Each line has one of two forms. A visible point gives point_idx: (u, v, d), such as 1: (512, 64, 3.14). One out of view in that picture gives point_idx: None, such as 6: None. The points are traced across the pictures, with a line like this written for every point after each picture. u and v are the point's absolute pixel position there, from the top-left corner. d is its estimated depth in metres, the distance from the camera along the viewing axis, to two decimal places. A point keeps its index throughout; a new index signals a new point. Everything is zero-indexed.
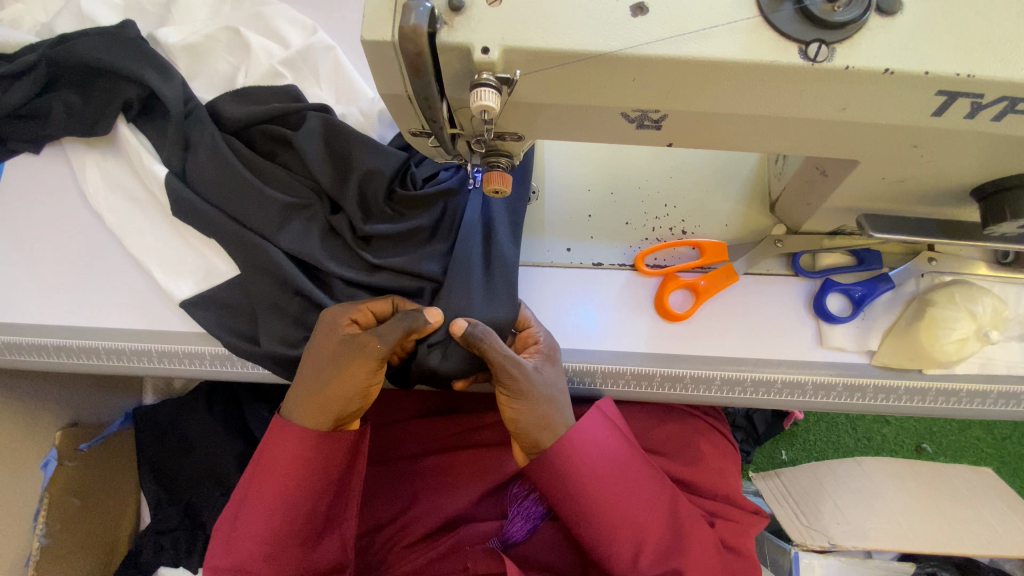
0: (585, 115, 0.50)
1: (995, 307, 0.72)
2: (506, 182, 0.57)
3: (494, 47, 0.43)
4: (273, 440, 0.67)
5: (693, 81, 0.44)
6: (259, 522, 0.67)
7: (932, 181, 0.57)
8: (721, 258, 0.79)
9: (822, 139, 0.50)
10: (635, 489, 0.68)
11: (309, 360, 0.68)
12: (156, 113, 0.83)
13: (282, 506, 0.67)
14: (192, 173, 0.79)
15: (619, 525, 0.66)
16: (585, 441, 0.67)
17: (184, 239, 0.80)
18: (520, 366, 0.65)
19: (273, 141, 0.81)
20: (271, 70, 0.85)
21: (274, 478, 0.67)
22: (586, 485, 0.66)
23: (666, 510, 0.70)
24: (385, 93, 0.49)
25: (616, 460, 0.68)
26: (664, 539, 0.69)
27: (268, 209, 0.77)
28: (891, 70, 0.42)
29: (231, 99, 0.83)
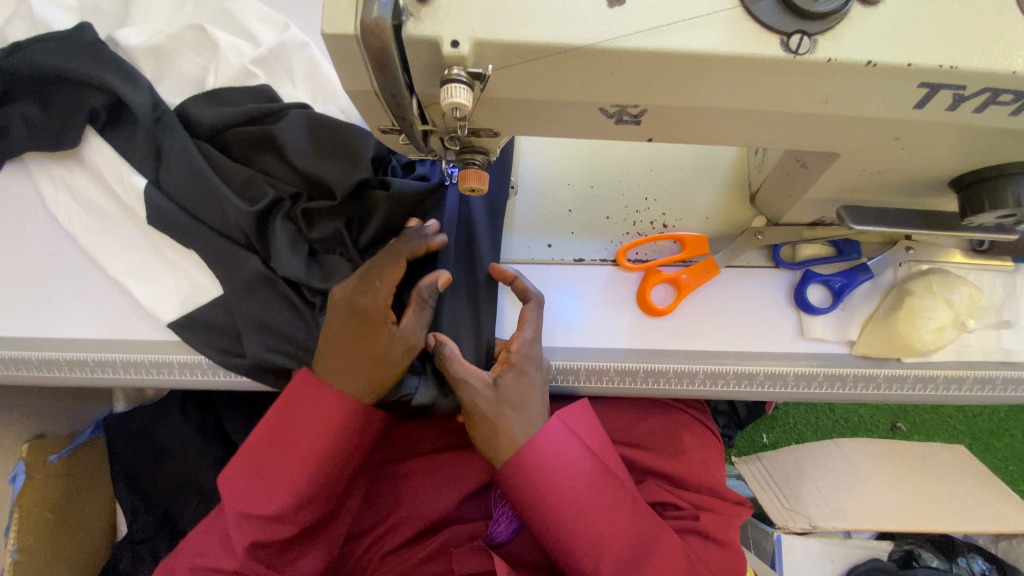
0: (562, 111, 0.48)
1: (972, 295, 0.73)
2: (482, 179, 0.55)
3: (464, 40, 0.41)
4: (304, 403, 0.66)
5: (675, 75, 0.43)
6: (286, 476, 0.65)
7: (911, 173, 0.57)
8: (702, 251, 0.78)
9: (803, 132, 0.49)
10: (595, 500, 0.66)
11: (330, 328, 0.66)
12: (124, 121, 0.77)
13: (309, 471, 0.65)
14: (167, 182, 0.75)
15: (573, 517, 0.66)
16: (544, 452, 0.66)
17: (156, 248, 0.77)
18: (469, 385, 0.65)
19: (251, 145, 0.77)
20: (242, 70, 0.81)
21: (305, 430, 0.65)
22: (541, 496, 0.66)
23: (632, 520, 0.67)
24: (349, 89, 0.46)
25: (577, 472, 0.67)
26: (627, 552, 0.66)
27: (250, 215, 0.72)
28: (874, 63, 0.41)
29: (202, 102, 0.79)
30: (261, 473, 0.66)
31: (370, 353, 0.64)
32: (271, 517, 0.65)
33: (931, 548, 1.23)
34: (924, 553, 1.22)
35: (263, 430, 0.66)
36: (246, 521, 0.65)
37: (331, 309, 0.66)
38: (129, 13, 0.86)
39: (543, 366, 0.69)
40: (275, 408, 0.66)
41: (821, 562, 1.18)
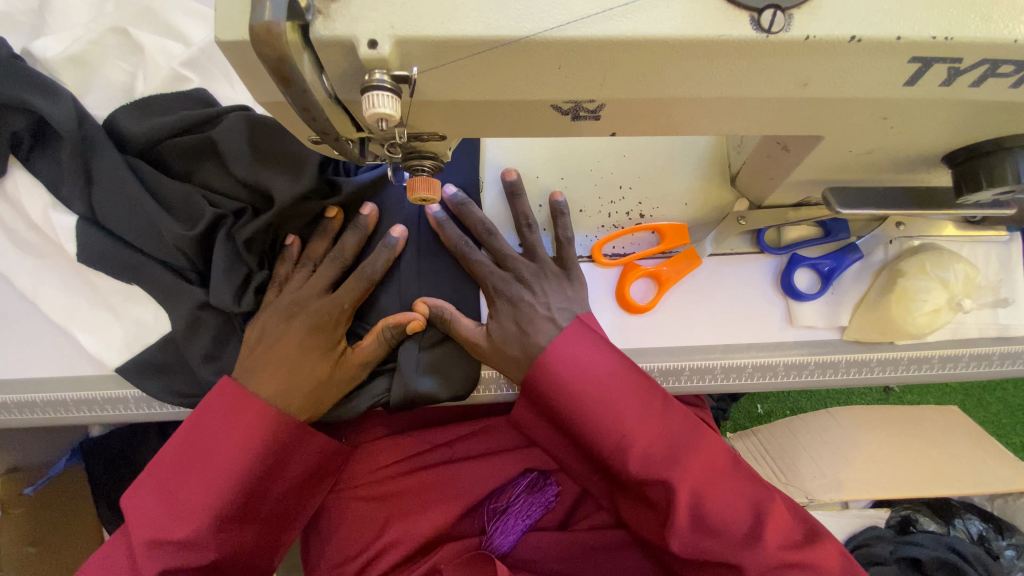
0: (509, 111, 0.42)
1: (968, 272, 0.69)
2: (434, 188, 0.50)
3: (383, 39, 0.35)
4: (214, 419, 0.62)
5: (632, 64, 0.37)
6: (202, 494, 0.60)
7: (900, 150, 0.52)
8: (683, 241, 0.73)
9: (781, 117, 0.44)
10: (625, 398, 0.61)
11: (273, 340, 0.66)
12: (50, 146, 0.67)
13: (215, 498, 0.61)
14: (100, 213, 0.66)
15: (603, 416, 0.61)
16: (562, 361, 0.62)
17: (104, 289, 0.69)
18: (480, 338, 0.67)
19: (187, 156, 0.68)
20: (173, 74, 0.73)
21: (227, 447, 0.61)
22: (565, 403, 0.63)
23: (665, 425, 0.62)
24: (262, 102, 0.40)
25: (605, 380, 0.62)
26: (656, 450, 0.61)
27: (188, 238, 0.65)
28: (859, 38, 0.36)
29: (131, 114, 0.69)
30: (163, 498, 0.61)
31: (317, 375, 0.66)
32: (183, 540, 0.60)
33: (929, 513, 1.22)
34: (922, 517, 1.21)
35: (177, 446, 0.62)
36: (155, 549, 0.60)
37: (276, 323, 0.67)
38: (45, 21, 0.77)
39: (555, 316, 0.67)
40: (195, 423, 0.62)
41: None
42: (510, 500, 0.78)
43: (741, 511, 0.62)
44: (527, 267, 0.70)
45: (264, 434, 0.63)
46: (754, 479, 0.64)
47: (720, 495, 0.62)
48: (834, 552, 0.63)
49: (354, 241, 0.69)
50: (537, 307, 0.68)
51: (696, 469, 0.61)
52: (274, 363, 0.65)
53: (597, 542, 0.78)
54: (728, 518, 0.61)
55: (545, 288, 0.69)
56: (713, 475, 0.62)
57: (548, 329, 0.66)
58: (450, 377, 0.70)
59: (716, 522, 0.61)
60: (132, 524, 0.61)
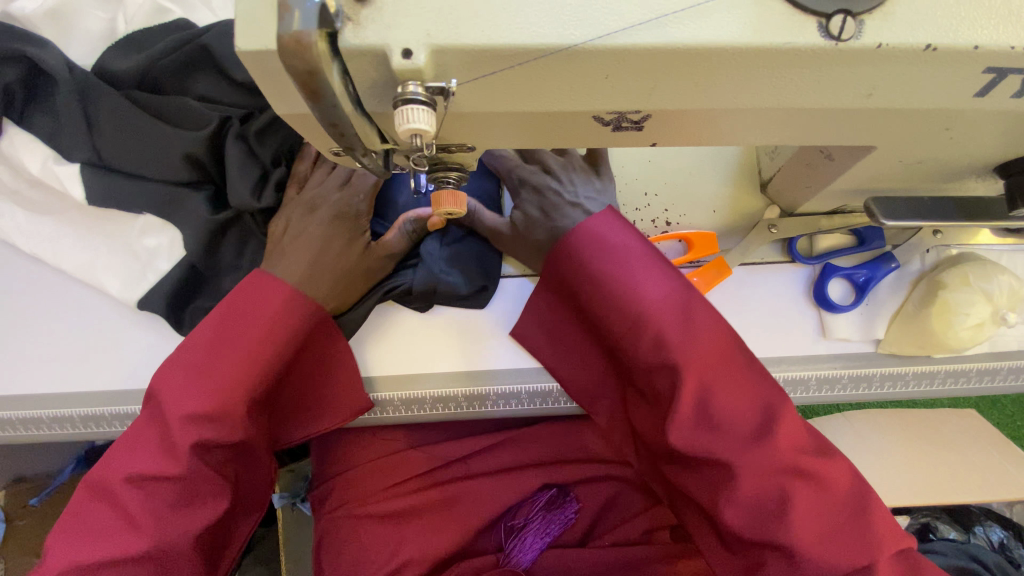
0: (547, 123, 0.39)
1: (1012, 285, 0.65)
2: (460, 201, 0.47)
3: (418, 48, 0.32)
4: (248, 298, 0.57)
5: (685, 74, 0.34)
6: (238, 368, 0.55)
7: (954, 160, 0.49)
8: (712, 250, 0.69)
9: (835, 128, 0.41)
10: (640, 274, 0.56)
11: (298, 229, 0.62)
12: (44, 97, 0.65)
13: (253, 375, 0.55)
14: (104, 150, 0.65)
15: (615, 290, 0.55)
16: (581, 233, 0.57)
17: (110, 243, 0.68)
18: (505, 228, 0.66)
19: (182, 70, 0.65)
20: (153, 6, 0.69)
21: (265, 325, 0.56)
22: (577, 279, 0.58)
23: (686, 308, 0.55)
24: (283, 113, 0.38)
25: (623, 259, 0.56)
26: (671, 330, 0.54)
27: (196, 141, 0.63)
28: (934, 46, 0.33)
29: (114, 52, 0.67)
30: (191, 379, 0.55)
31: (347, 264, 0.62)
32: (218, 417, 0.53)
33: (948, 520, 1.20)
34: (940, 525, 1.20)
35: (210, 324, 0.56)
36: (188, 426, 0.53)
37: (300, 214, 0.63)
38: None
39: (582, 203, 0.62)
40: (229, 303, 0.57)
41: None
42: (528, 517, 0.76)
43: (753, 419, 0.54)
44: (555, 156, 0.64)
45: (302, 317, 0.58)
46: (775, 387, 0.57)
47: (733, 393, 0.55)
48: (844, 472, 0.55)
49: None
50: (563, 195, 0.62)
51: (710, 361, 0.54)
52: (305, 245, 0.60)
53: (620, 561, 0.73)
54: (736, 416, 0.54)
55: (572, 178, 0.63)
56: (732, 370, 0.55)
57: (575, 216, 0.61)
58: (474, 272, 0.68)
59: (724, 420, 0.54)
60: (162, 402, 0.54)
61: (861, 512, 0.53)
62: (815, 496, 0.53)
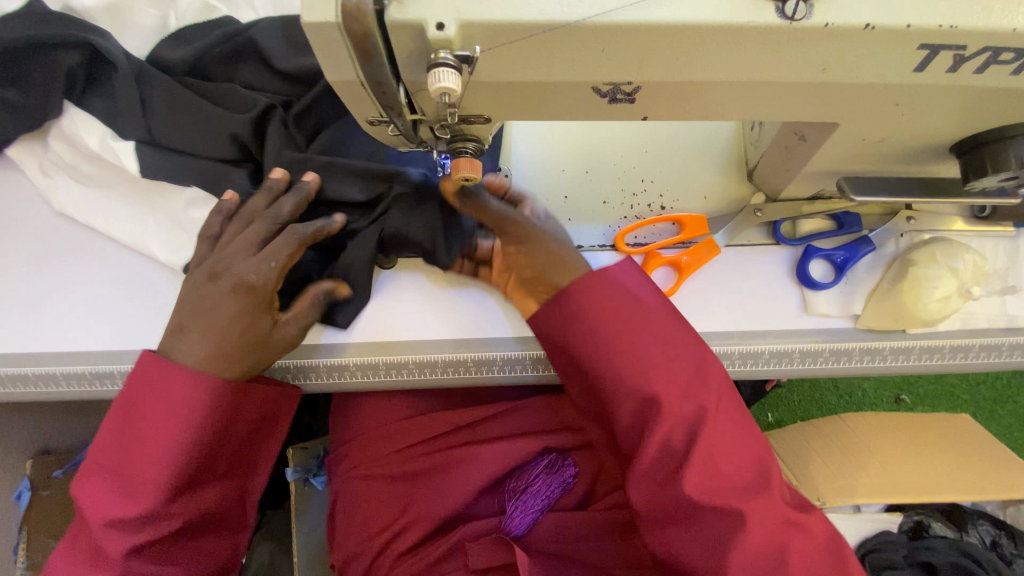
0: (554, 93, 0.47)
1: (976, 262, 0.72)
2: (476, 168, 0.53)
3: (450, 22, 0.40)
4: (146, 397, 0.58)
5: (667, 47, 0.41)
6: (153, 465, 0.57)
7: (911, 139, 0.55)
8: (701, 232, 0.76)
9: (797, 103, 0.48)
10: (650, 327, 0.59)
11: (199, 300, 0.61)
12: (103, 80, 0.75)
13: (169, 466, 0.58)
14: (157, 130, 0.74)
15: (633, 359, 0.58)
16: (595, 282, 0.60)
17: (157, 214, 0.75)
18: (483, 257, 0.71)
19: (229, 62, 0.76)
20: (202, 4, 0.80)
21: (163, 427, 0.57)
22: (586, 319, 0.59)
23: (693, 375, 0.59)
24: (333, 80, 0.45)
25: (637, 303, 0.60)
26: (681, 390, 0.58)
27: (244, 122, 0.72)
28: (872, 26, 0.40)
29: (169, 44, 0.78)
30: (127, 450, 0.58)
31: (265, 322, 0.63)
32: (141, 516, 0.57)
33: (941, 519, 1.19)
34: (935, 523, 1.18)
35: (109, 431, 0.58)
36: (111, 530, 0.57)
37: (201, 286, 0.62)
38: None
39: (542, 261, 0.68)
40: (123, 407, 0.58)
41: None
42: (529, 480, 0.80)
43: (748, 461, 0.59)
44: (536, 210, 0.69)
45: (208, 406, 0.59)
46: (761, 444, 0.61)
47: (729, 442, 0.58)
48: (822, 525, 0.62)
49: (293, 202, 0.66)
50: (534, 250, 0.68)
51: (713, 419, 0.58)
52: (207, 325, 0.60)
53: (614, 522, 0.77)
54: (735, 469, 0.58)
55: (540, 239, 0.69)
56: (733, 430, 0.59)
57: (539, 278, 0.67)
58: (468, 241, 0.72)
59: (727, 475, 0.58)
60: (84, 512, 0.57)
61: (839, 552, 0.60)
62: (804, 541, 0.59)
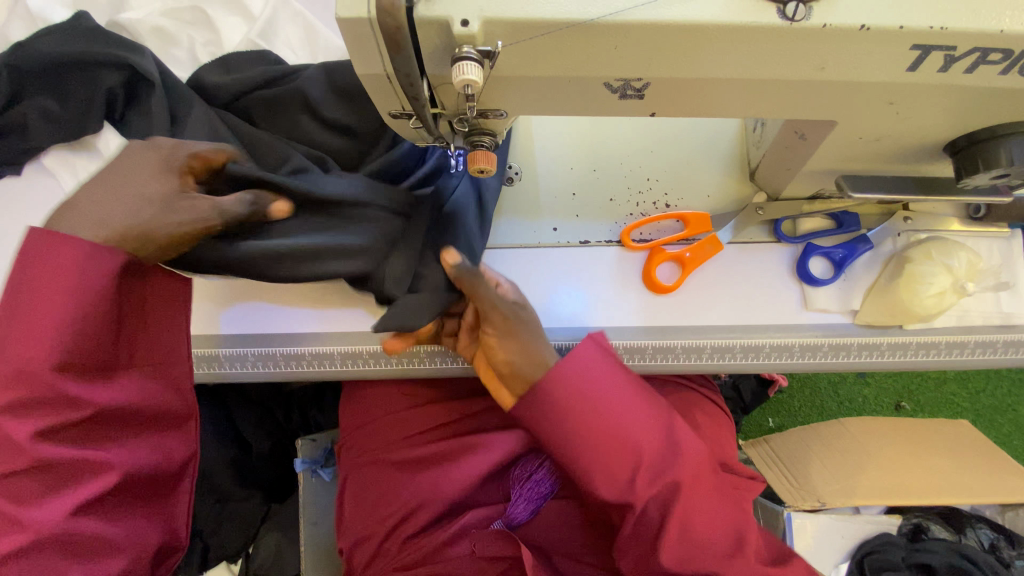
0: (568, 88, 0.49)
1: (970, 260, 0.75)
2: (491, 161, 0.56)
3: (473, 19, 0.43)
4: (27, 266, 0.51)
5: (676, 46, 0.44)
6: (35, 337, 0.51)
7: (906, 138, 0.58)
8: (705, 229, 0.79)
9: (798, 100, 0.51)
10: (622, 415, 0.61)
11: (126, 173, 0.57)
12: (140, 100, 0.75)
13: (56, 336, 0.52)
14: None
15: (607, 449, 0.60)
16: (563, 381, 0.61)
17: None
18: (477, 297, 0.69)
19: (268, 106, 0.76)
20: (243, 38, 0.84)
21: (47, 292, 0.51)
22: (559, 419, 0.61)
23: (664, 451, 0.62)
24: (362, 73, 0.48)
25: (609, 391, 0.62)
26: (655, 467, 0.61)
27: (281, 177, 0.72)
28: (868, 27, 0.43)
29: (211, 69, 0.78)
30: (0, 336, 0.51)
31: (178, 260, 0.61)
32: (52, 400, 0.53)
33: (939, 522, 1.19)
34: (932, 525, 1.19)
35: None
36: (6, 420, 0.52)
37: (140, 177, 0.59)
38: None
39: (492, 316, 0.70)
40: (7, 292, 0.52)
41: (833, 539, 1.14)
42: (534, 468, 0.82)
43: (719, 524, 0.64)
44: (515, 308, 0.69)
45: (100, 272, 0.53)
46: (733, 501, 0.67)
47: (703, 512, 0.63)
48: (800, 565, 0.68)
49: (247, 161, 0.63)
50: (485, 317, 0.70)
51: (688, 493, 0.61)
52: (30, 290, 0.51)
53: None
54: (710, 534, 0.63)
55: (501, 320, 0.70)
56: (705, 497, 0.63)
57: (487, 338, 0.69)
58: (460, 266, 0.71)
59: (700, 540, 0.63)
60: None
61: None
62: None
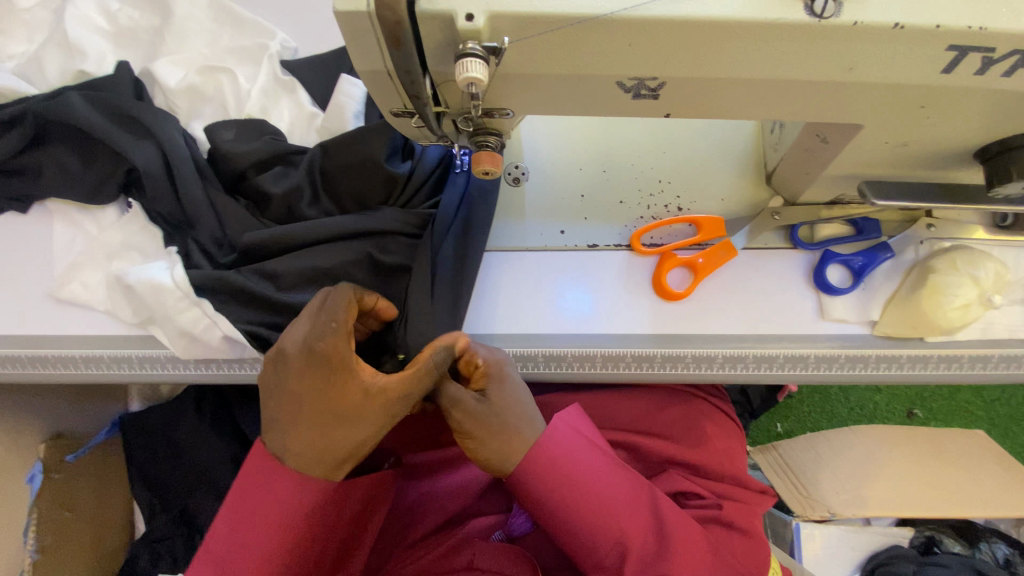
0: (579, 86, 0.47)
1: (997, 270, 0.71)
2: (496, 162, 0.53)
3: (478, 13, 0.40)
4: (246, 507, 0.56)
5: (698, 43, 0.42)
6: (261, 539, 0.56)
7: (936, 143, 0.55)
8: (719, 233, 0.76)
9: (824, 102, 0.48)
10: (609, 498, 0.61)
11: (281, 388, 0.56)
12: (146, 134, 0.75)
13: (274, 545, 0.56)
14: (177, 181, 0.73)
15: (594, 528, 0.61)
16: (553, 459, 0.61)
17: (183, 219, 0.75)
18: (461, 404, 0.58)
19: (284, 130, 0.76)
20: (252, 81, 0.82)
21: (257, 514, 0.56)
22: (541, 499, 0.61)
23: (652, 532, 0.62)
24: (362, 70, 0.46)
25: (581, 471, 0.61)
26: (648, 548, 0.62)
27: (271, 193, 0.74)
28: (902, 25, 0.40)
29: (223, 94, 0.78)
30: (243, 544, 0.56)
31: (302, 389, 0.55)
32: None
33: (952, 535, 1.15)
34: (945, 538, 1.13)
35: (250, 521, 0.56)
36: None
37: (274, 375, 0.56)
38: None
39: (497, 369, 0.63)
40: (238, 499, 0.57)
41: (842, 550, 1.12)
42: None
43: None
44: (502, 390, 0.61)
45: (321, 499, 0.57)
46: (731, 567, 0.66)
47: None
48: None
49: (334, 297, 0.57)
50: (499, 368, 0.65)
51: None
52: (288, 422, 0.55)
53: None
54: None
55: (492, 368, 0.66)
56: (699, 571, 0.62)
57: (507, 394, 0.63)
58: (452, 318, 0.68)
59: None
60: None
61: None
62: None
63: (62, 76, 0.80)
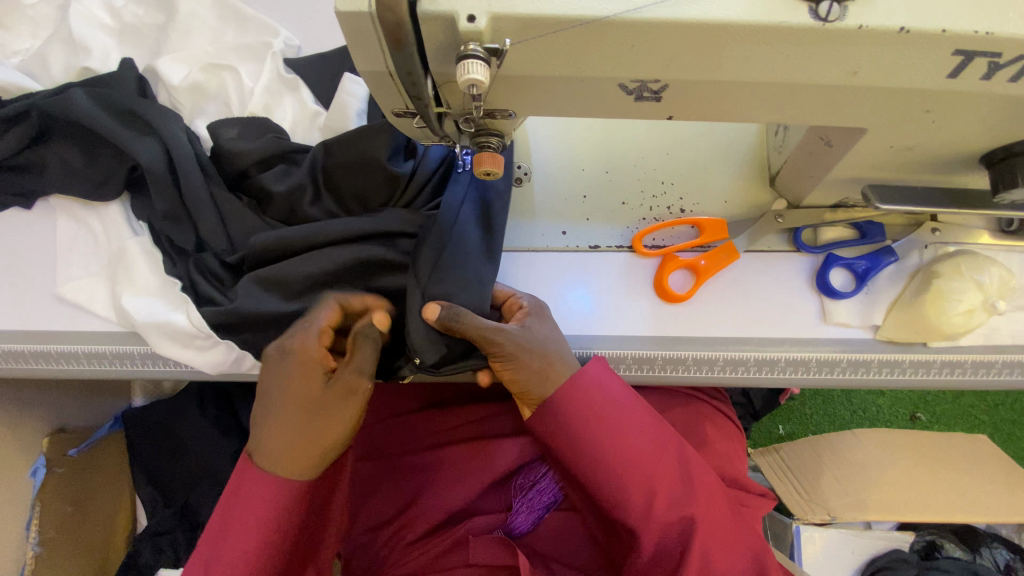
0: (581, 88, 0.47)
1: (1002, 276, 0.71)
2: (498, 163, 0.52)
3: (480, 15, 0.40)
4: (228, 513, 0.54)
5: (700, 45, 0.41)
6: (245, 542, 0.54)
7: (942, 147, 0.54)
8: (721, 236, 0.76)
9: (827, 106, 0.48)
10: (640, 434, 0.60)
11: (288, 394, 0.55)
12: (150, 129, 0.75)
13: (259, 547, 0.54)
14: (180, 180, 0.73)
15: (626, 467, 0.59)
16: (584, 394, 0.60)
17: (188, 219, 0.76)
18: (503, 330, 0.61)
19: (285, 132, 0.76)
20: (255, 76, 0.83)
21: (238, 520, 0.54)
22: (567, 438, 0.60)
23: (680, 474, 0.61)
24: (364, 70, 0.46)
25: (610, 409, 0.60)
26: (676, 490, 0.61)
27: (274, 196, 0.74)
28: (907, 29, 0.40)
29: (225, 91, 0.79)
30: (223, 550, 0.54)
31: (300, 397, 0.55)
32: None
33: (954, 539, 1.14)
34: (946, 543, 1.12)
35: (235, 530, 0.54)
36: None
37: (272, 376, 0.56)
38: None
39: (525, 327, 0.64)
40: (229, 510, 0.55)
41: (842, 554, 1.11)
42: (537, 478, 0.80)
43: (739, 552, 0.63)
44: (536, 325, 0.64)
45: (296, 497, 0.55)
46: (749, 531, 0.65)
47: (721, 542, 0.62)
48: None
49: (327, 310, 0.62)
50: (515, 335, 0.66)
51: (705, 530, 0.60)
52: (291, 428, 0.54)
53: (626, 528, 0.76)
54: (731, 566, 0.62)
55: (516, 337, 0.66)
56: (720, 523, 0.62)
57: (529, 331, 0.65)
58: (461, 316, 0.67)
59: None
60: None
61: None
62: None
63: (66, 72, 0.80)
